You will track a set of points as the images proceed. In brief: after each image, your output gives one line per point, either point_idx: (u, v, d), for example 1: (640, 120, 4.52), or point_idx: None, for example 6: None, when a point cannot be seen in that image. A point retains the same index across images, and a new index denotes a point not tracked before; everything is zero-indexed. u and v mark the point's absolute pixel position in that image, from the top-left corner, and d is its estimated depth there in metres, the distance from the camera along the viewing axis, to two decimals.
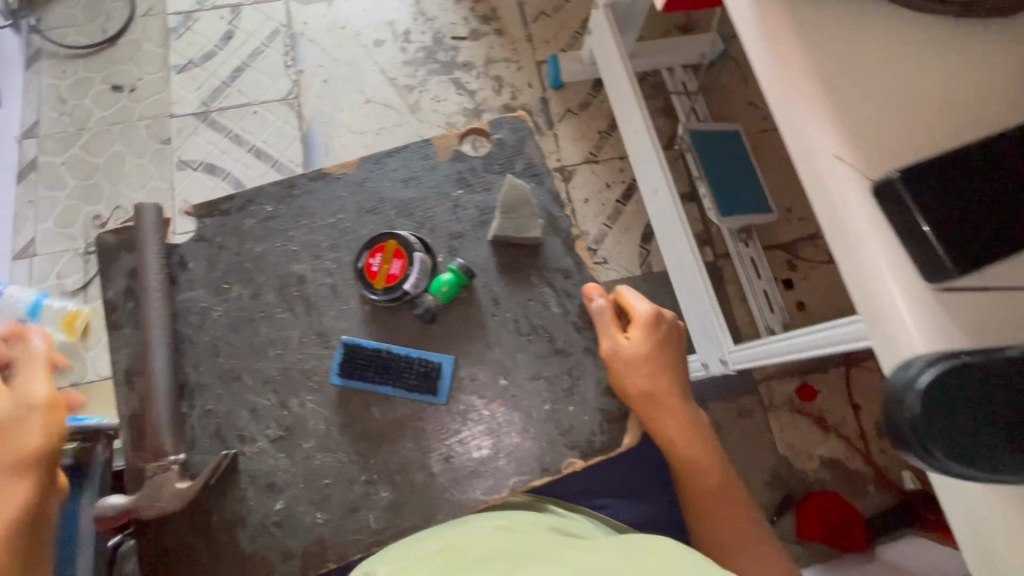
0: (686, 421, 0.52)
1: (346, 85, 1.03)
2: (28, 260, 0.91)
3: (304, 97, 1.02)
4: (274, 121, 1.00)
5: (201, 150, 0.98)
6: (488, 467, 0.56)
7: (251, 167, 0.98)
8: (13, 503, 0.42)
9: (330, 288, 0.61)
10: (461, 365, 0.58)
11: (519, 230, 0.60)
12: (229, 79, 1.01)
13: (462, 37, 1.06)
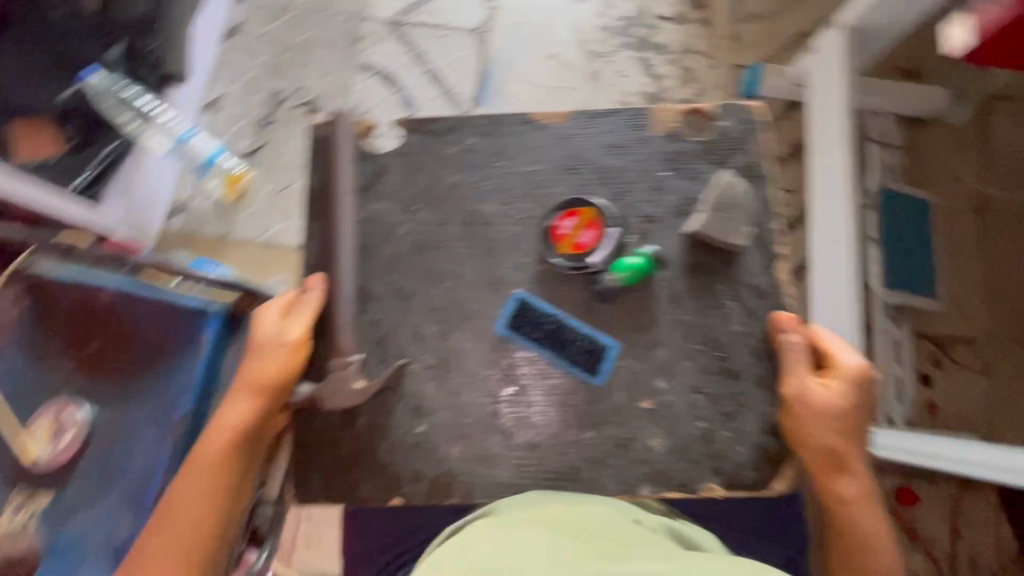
0: (866, 491, 0.52)
1: (536, 32, 1.00)
2: (216, 112, 0.96)
3: (494, 34, 1.00)
4: (459, 51, 0.99)
5: (384, 59, 0.98)
6: (627, 465, 0.54)
7: (424, 89, 0.97)
8: (241, 415, 0.52)
9: (512, 236, 0.59)
10: (625, 356, 0.56)
11: (724, 234, 0.56)
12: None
13: (667, 18, 1.01)
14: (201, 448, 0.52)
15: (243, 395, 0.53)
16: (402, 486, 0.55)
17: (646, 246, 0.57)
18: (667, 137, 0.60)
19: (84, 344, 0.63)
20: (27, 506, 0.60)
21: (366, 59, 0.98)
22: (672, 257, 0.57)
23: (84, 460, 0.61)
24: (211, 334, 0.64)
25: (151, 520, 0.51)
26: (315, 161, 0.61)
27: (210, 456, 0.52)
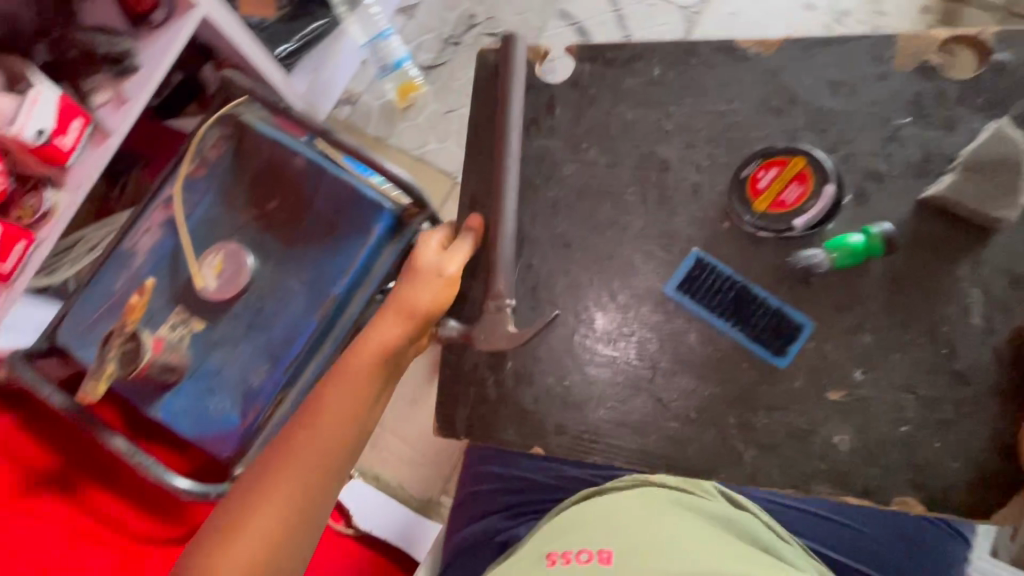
0: None
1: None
2: (405, 19, 0.97)
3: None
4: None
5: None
6: (799, 457, 0.48)
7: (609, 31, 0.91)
8: (389, 337, 0.52)
9: (691, 187, 0.52)
10: (816, 336, 0.48)
11: (987, 201, 0.43)
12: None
13: None
14: (347, 360, 0.52)
15: (393, 317, 0.52)
16: (545, 436, 0.53)
17: (875, 224, 0.46)
18: (915, 73, 0.47)
19: (264, 201, 0.69)
20: (186, 323, 0.68)
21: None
22: (898, 225, 0.46)
23: (238, 302, 0.68)
24: (380, 231, 0.66)
25: (291, 418, 0.52)
26: (489, 92, 0.58)
27: (354, 370, 0.52)
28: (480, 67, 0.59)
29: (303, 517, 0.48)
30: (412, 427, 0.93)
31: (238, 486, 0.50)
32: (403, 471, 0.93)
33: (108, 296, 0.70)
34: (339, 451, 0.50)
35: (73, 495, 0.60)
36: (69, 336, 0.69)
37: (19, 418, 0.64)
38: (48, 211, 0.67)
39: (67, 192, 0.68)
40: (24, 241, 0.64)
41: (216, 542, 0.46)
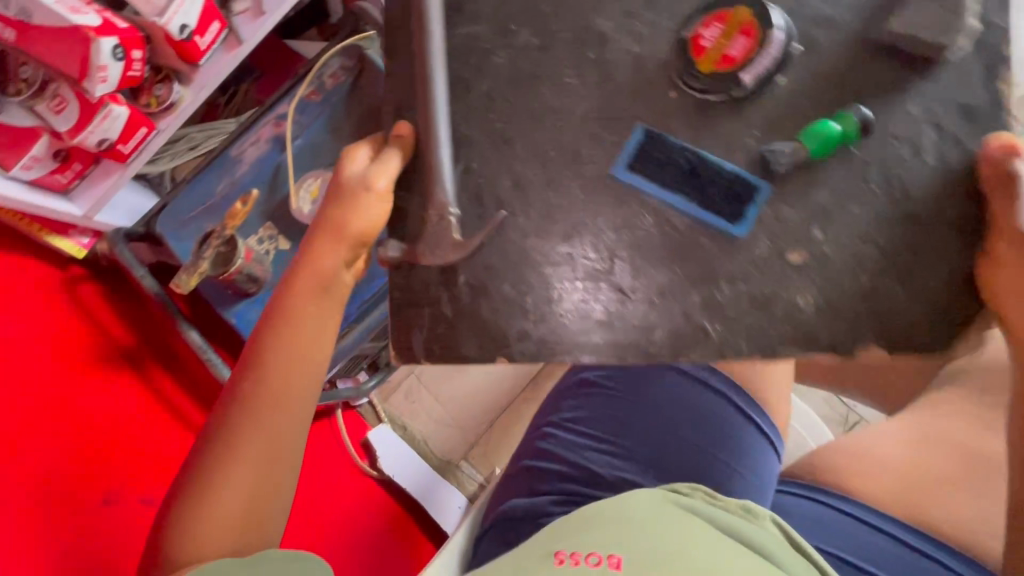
0: None
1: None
2: None
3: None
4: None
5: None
6: (764, 326, 0.46)
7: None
8: (328, 262, 0.48)
9: (634, 59, 0.48)
10: (772, 198, 0.46)
11: (936, 29, 0.42)
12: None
13: None
14: (286, 291, 0.48)
15: (327, 241, 0.48)
16: (508, 344, 0.50)
17: (855, 108, 0.44)
18: None
19: None
20: (272, 239, 0.78)
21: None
22: (846, 69, 0.45)
23: None
24: None
25: (238, 362, 0.48)
26: None
27: (294, 302, 0.48)
28: None
29: (278, 458, 0.46)
30: (450, 388, 0.94)
31: (200, 440, 0.47)
32: (431, 427, 0.93)
33: (208, 199, 0.78)
34: (298, 388, 0.47)
35: (140, 367, 0.77)
36: (166, 228, 0.76)
37: (100, 290, 0.80)
38: (173, 105, 0.75)
39: (193, 90, 0.76)
40: (146, 128, 0.73)
41: (186, 497, 0.45)
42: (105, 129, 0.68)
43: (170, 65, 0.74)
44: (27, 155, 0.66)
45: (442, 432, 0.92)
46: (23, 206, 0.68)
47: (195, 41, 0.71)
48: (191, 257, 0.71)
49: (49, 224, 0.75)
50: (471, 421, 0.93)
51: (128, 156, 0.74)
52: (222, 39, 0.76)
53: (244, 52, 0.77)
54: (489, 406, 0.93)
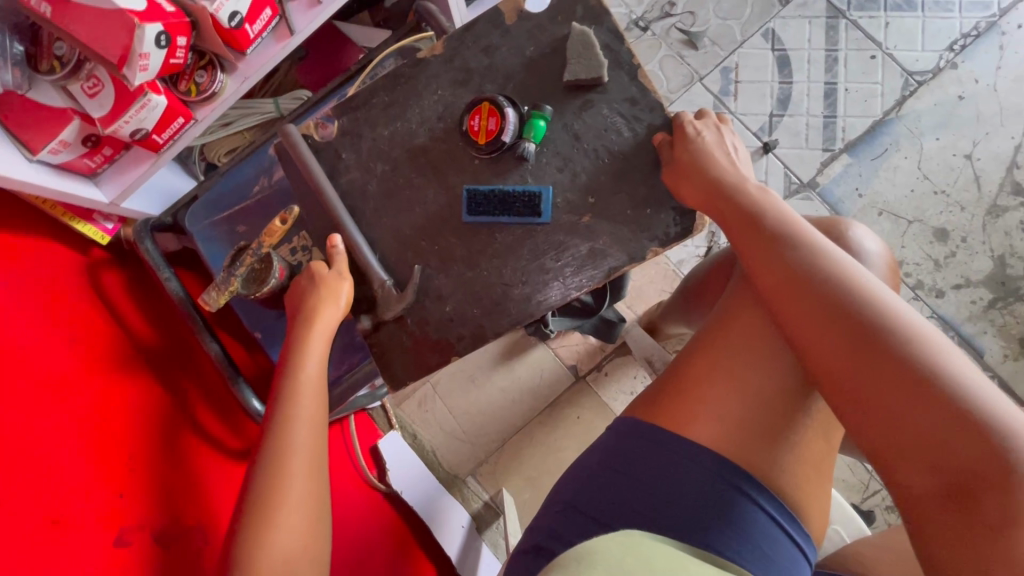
0: (847, 368, 0.50)
1: (974, 97, 1.24)
2: None
3: (981, 146, 1.23)
4: (880, 82, 1.26)
5: (861, 46, 1.27)
6: (590, 265, 0.74)
7: (817, 83, 1.28)
8: (333, 320, 0.74)
9: (446, 151, 0.78)
10: (555, 192, 0.74)
11: (586, 68, 0.73)
12: (956, 46, 1.26)
13: None
14: (297, 352, 0.72)
15: (326, 308, 0.74)
16: (454, 346, 0.77)
17: (543, 109, 0.74)
18: (518, 22, 0.76)
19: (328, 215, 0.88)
20: (305, 248, 0.84)
21: (849, 52, 1.28)
22: (559, 106, 0.75)
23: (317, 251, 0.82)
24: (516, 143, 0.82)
25: (270, 399, 0.70)
26: (288, 160, 0.81)
27: (308, 351, 0.72)
28: (279, 151, 0.82)
29: (311, 466, 0.68)
30: (460, 403, 1.29)
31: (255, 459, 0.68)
32: (441, 439, 1.28)
33: (245, 198, 0.89)
34: (312, 412, 0.70)
35: (166, 378, 0.88)
36: (195, 228, 0.89)
37: (122, 279, 0.93)
38: (212, 94, 0.85)
39: (237, 80, 0.86)
40: (183, 118, 0.84)
41: (255, 496, 0.64)
42: (140, 119, 0.78)
43: (215, 51, 0.83)
44: (57, 139, 0.75)
45: (452, 445, 1.28)
46: (59, 189, 0.80)
47: (243, 29, 0.79)
48: (222, 275, 0.78)
49: (75, 213, 0.90)
50: (480, 438, 1.28)
51: (162, 146, 0.85)
52: (273, 28, 0.85)
53: (294, 42, 0.85)
54: (498, 429, 1.27)
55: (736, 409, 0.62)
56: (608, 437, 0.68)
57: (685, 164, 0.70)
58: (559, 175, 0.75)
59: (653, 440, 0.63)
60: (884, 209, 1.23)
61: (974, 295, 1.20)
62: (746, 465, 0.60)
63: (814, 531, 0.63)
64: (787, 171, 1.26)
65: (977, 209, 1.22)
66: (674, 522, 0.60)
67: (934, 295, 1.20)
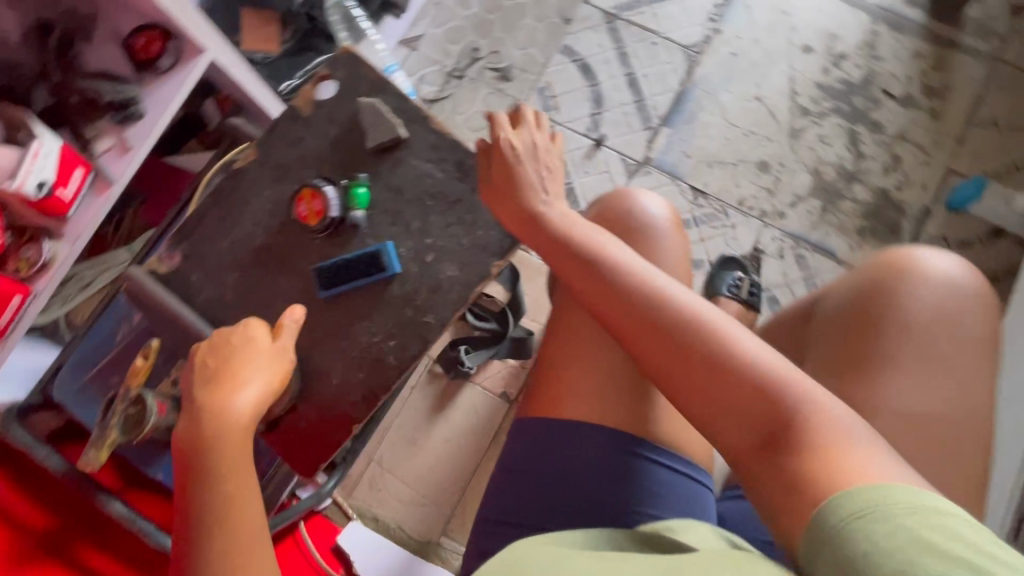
0: (677, 378, 0.57)
1: (743, 51, 1.45)
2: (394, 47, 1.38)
3: (764, 87, 1.43)
4: (667, 61, 1.45)
5: (642, 37, 1.47)
6: (448, 297, 0.80)
7: (619, 78, 1.45)
8: (271, 378, 0.67)
9: (287, 241, 0.82)
10: (394, 245, 0.80)
11: (384, 132, 0.81)
12: (714, 15, 1.47)
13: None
14: (230, 417, 0.62)
15: (270, 368, 0.69)
16: (351, 414, 0.79)
17: (361, 178, 0.82)
18: (315, 111, 0.84)
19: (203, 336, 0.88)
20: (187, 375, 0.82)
21: (635, 45, 1.46)
22: (373, 170, 0.82)
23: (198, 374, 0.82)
24: None
25: (202, 476, 0.60)
26: (140, 300, 0.83)
27: (242, 413, 0.63)
28: (128, 294, 0.84)
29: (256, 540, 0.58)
30: (409, 468, 1.29)
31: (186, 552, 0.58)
32: (403, 513, 1.26)
33: (110, 346, 0.88)
34: (244, 490, 0.59)
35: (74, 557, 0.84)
36: (66, 393, 0.87)
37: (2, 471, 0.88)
38: (44, 264, 0.86)
39: (69, 242, 0.87)
40: (19, 297, 0.83)
41: None
42: None
43: (38, 224, 0.85)
44: None
45: (416, 514, 1.26)
46: None
47: (55, 194, 0.81)
48: (97, 430, 0.76)
49: None
50: (440, 496, 1.27)
51: (5, 329, 0.84)
52: (92, 183, 0.88)
53: (115, 190, 0.88)
54: (454, 479, 1.28)
55: (595, 392, 0.68)
56: (506, 443, 0.72)
57: (500, 186, 0.75)
58: (393, 228, 0.81)
59: (534, 431, 0.68)
60: (711, 162, 1.40)
61: (808, 207, 1.37)
62: (616, 425, 0.67)
63: (699, 458, 0.70)
64: (622, 157, 1.41)
65: (782, 138, 1.40)
66: (575, 501, 0.66)
67: (778, 218, 1.37)
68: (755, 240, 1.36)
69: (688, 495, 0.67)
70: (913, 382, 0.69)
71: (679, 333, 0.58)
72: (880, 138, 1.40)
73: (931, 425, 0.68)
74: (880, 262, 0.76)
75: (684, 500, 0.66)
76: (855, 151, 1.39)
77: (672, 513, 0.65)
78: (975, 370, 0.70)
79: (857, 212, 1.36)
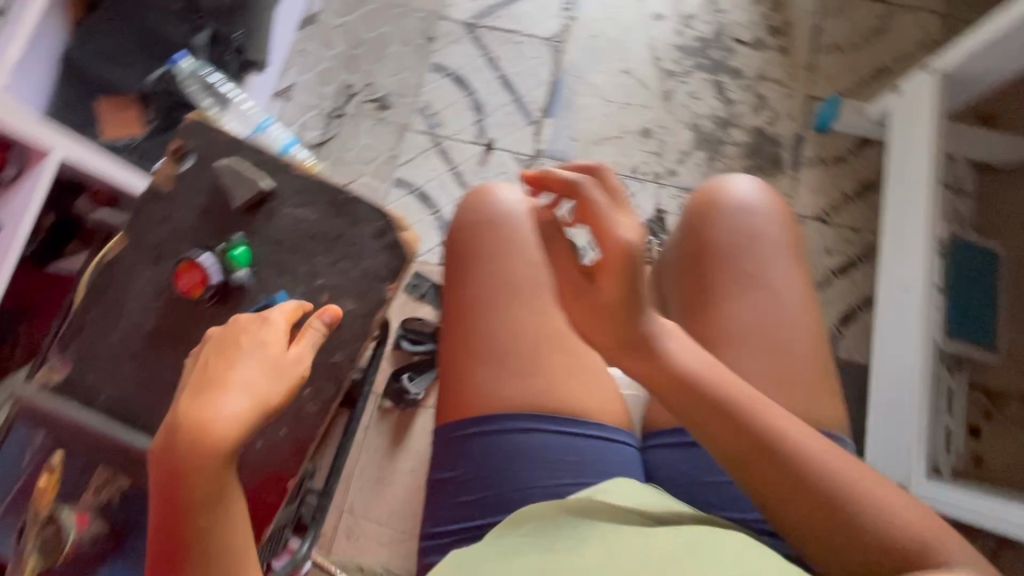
0: (793, 510, 0.63)
1: (601, 31, 1.52)
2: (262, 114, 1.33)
3: (628, 60, 1.50)
4: (534, 57, 1.51)
5: (505, 39, 1.52)
6: (350, 330, 0.81)
7: (493, 82, 1.50)
8: (274, 389, 0.58)
9: (178, 318, 0.81)
10: (286, 294, 0.81)
11: (248, 188, 0.81)
12: (567, 4, 1.54)
13: (393, 8, 1.54)
14: (226, 441, 0.53)
15: (266, 372, 0.58)
16: (284, 470, 0.79)
17: (236, 237, 0.82)
18: (174, 184, 0.83)
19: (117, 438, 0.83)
20: (110, 480, 0.79)
21: (500, 48, 1.52)
22: (247, 227, 0.82)
23: (121, 475, 0.79)
24: None
25: (190, 501, 0.52)
26: (39, 417, 0.80)
27: (240, 434, 0.54)
28: (23, 414, 0.80)
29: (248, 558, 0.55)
30: (382, 508, 1.27)
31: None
32: (387, 553, 1.25)
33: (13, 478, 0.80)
34: (241, 517, 0.55)
35: None
36: None
37: None
38: None
39: None
40: None
41: None
42: None
43: None
44: None
45: (399, 551, 1.25)
46: None
47: None
48: (17, 559, 0.77)
49: None
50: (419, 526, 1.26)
51: None
52: None
53: None
54: None
55: (517, 394, 0.68)
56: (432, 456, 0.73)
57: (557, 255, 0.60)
58: (281, 278, 0.82)
59: (453, 437, 0.69)
60: (597, 140, 1.46)
61: (695, 161, 1.44)
62: (527, 411, 0.68)
63: (617, 420, 0.72)
64: (514, 154, 1.45)
65: (656, 103, 1.48)
66: (506, 494, 0.66)
67: (671, 176, 1.44)
68: (655, 202, 1.42)
69: (611, 457, 0.70)
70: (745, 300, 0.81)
71: (803, 481, 0.63)
72: (742, 82, 1.49)
73: (767, 333, 0.80)
74: (694, 204, 0.89)
75: (608, 463, 0.69)
76: (724, 98, 1.48)
77: (600, 479, 0.68)
78: (786, 273, 0.84)
79: (739, 153, 1.44)
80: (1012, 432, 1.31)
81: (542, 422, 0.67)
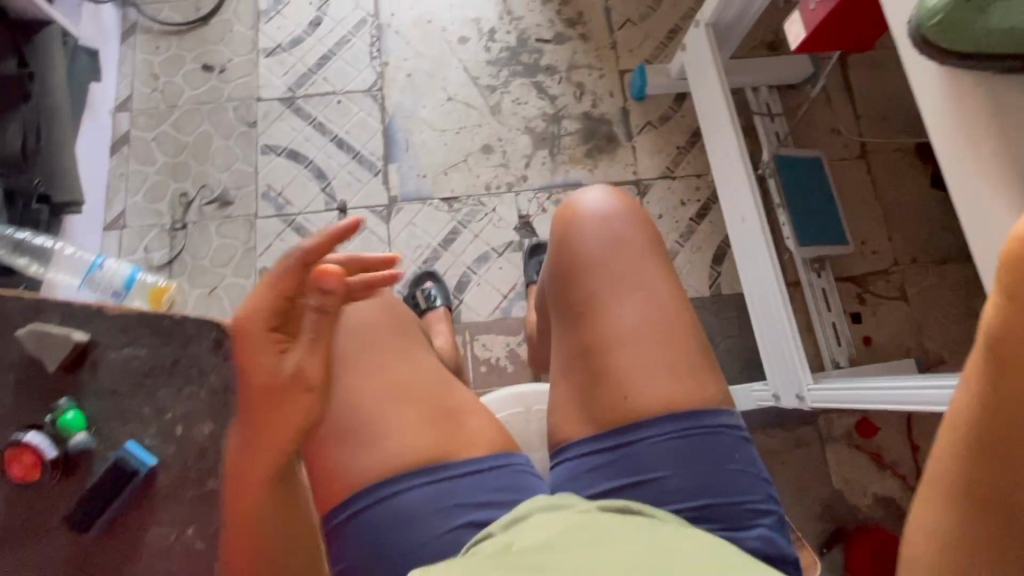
0: None
1: (415, 68, 1.56)
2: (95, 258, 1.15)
3: (450, 87, 1.55)
4: (357, 110, 1.53)
5: (326, 101, 1.53)
6: (216, 455, 0.77)
7: (327, 146, 1.50)
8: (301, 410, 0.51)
9: (27, 507, 0.75)
10: (137, 441, 0.76)
11: (60, 349, 0.76)
12: (374, 52, 1.57)
13: (205, 105, 1.52)
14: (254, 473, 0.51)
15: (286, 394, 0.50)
16: None
17: (64, 402, 0.77)
18: None
19: None
20: None
21: (323, 112, 1.52)
22: (76, 387, 0.77)
23: None
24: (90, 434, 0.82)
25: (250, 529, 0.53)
26: None
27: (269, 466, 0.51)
28: None
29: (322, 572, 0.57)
30: None
31: None
32: None
33: None
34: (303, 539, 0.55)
35: None
36: None
37: None
38: None
39: None
40: None
41: None
42: None
43: None
44: None
45: None
46: None
47: None
48: None
49: None
50: None
51: None
52: None
53: None
54: None
55: (373, 459, 0.71)
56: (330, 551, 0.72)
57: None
58: (129, 426, 0.77)
59: (339, 522, 0.70)
60: (444, 169, 1.49)
61: (540, 161, 1.50)
62: (400, 471, 0.70)
63: (493, 448, 0.75)
64: (370, 209, 1.45)
65: (487, 120, 1.53)
66: (402, 560, 0.67)
67: (522, 182, 1.49)
68: (516, 210, 1.47)
69: (498, 485, 0.71)
70: (623, 301, 0.77)
71: None
72: (559, 77, 1.57)
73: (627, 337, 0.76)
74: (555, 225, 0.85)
75: (493, 492, 0.71)
76: (547, 96, 1.55)
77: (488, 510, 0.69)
78: (654, 269, 0.80)
79: (577, 141, 1.52)
80: (886, 308, 1.43)
81: (417, 476, 0.70)
